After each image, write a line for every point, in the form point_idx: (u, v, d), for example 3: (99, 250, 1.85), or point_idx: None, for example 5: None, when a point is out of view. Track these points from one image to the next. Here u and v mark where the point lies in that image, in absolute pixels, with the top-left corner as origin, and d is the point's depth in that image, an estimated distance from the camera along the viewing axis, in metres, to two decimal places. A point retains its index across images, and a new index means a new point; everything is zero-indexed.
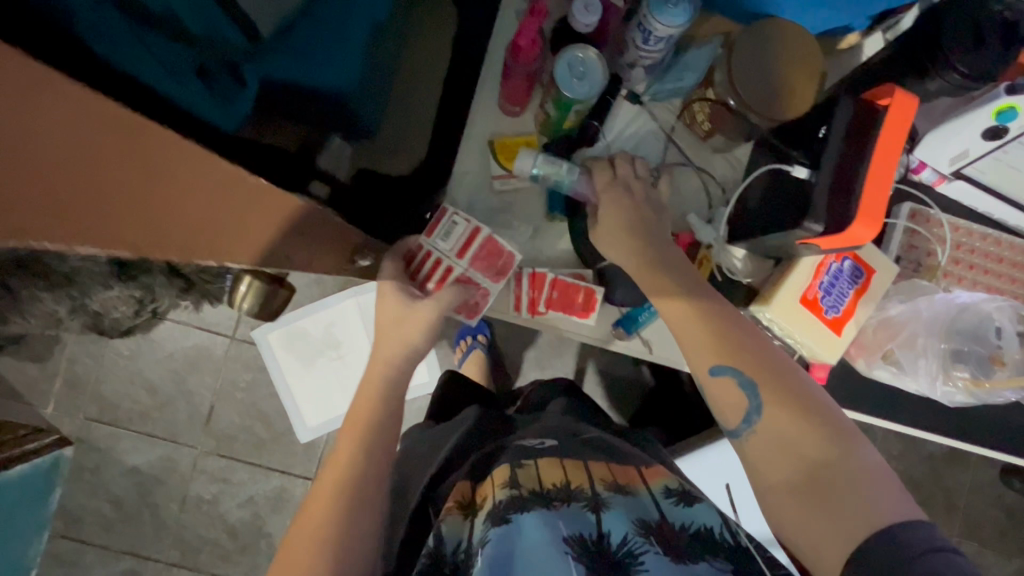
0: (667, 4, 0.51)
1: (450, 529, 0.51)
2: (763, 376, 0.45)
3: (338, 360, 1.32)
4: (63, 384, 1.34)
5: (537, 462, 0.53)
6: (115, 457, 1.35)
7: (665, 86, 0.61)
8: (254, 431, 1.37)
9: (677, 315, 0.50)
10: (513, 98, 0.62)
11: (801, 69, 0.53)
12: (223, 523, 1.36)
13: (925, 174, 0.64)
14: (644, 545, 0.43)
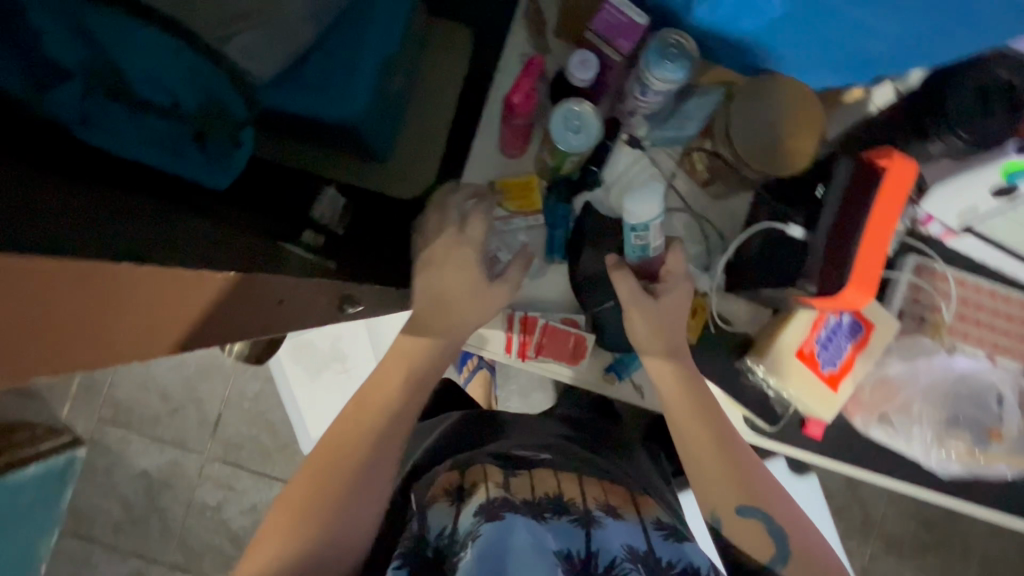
0: (664, 59, 0.52)
1: (438, 514, 0.51)
2: (786, 522, 0.49)
3: (344, 373, 1.30)
4: (81, 387, 1.38)
5: (532, 474, 0.56)
6: (125, 460, 1.39)
7: (665, 133, 0.61)
8: (260, 440, 1.39)
9: (700, 441, 0.52)
10: (512, 141, 0.62)
11: (801, 124, 0.54)
12: (227, 530, 1.39)
13: (933, 227, 0.62)
14: (630, 569, 0.45)
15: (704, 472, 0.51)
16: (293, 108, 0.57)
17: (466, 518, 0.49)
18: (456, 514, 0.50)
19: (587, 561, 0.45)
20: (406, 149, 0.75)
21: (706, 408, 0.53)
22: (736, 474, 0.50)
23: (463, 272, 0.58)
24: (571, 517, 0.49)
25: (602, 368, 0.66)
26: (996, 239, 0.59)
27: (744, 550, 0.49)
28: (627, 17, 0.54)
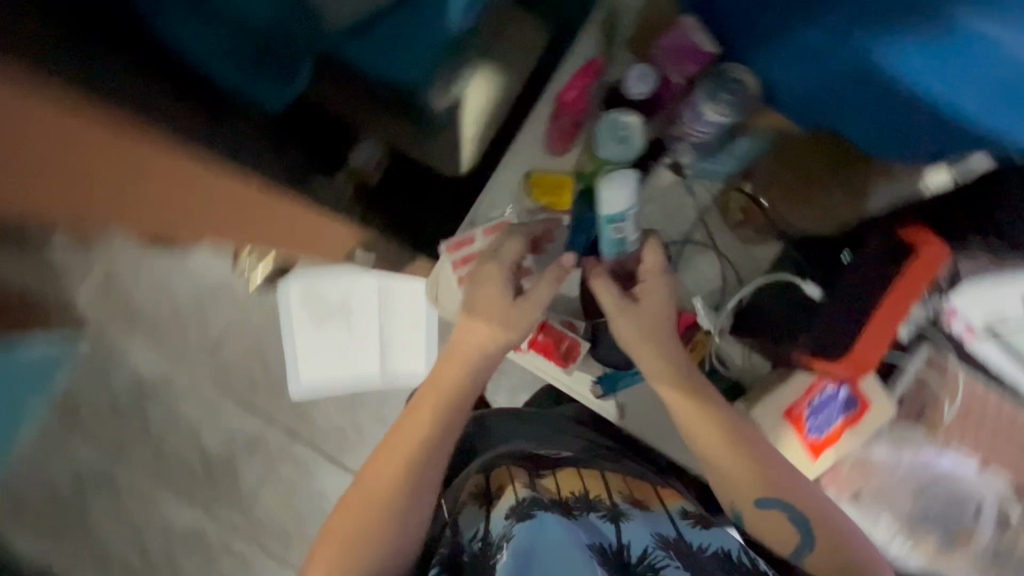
0: (717, 97, 0.66)
1: (470, 522, 0.67)
2: (810, 513, 0.60)
3: (344, 327, 1.37)
4: (99, 279, 1.43)
5: (559, 476, 0.72)
6: (124, 358, 1.44)
7: (708, 165, 0.73)
8: (252, 372, 1.43)
9: (718, 445, 0.63)
10: (558, 138, 0.78)
11: (837, 185, 0.66)
12: (201, 449, 1.43)
13: (955, 327, 0.65)
14: (664, 559, 0.59)
15: (731, 479, 0.62)
16: (351, 57, 0.59)
17: (498, 522, 0.64)
18: (484, 514, 0.67)
19: (620, 553, 0.60)
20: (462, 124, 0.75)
21: (731, 429, 0.63)
22: (758, 478, 0.62)
23: (490, 287, 0.71)
24: (600, 512, 0.66)
25: (591, 379, 0.78)
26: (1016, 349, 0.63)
27: (774, 539, 0.61)
28: (694, 43, 0.67)
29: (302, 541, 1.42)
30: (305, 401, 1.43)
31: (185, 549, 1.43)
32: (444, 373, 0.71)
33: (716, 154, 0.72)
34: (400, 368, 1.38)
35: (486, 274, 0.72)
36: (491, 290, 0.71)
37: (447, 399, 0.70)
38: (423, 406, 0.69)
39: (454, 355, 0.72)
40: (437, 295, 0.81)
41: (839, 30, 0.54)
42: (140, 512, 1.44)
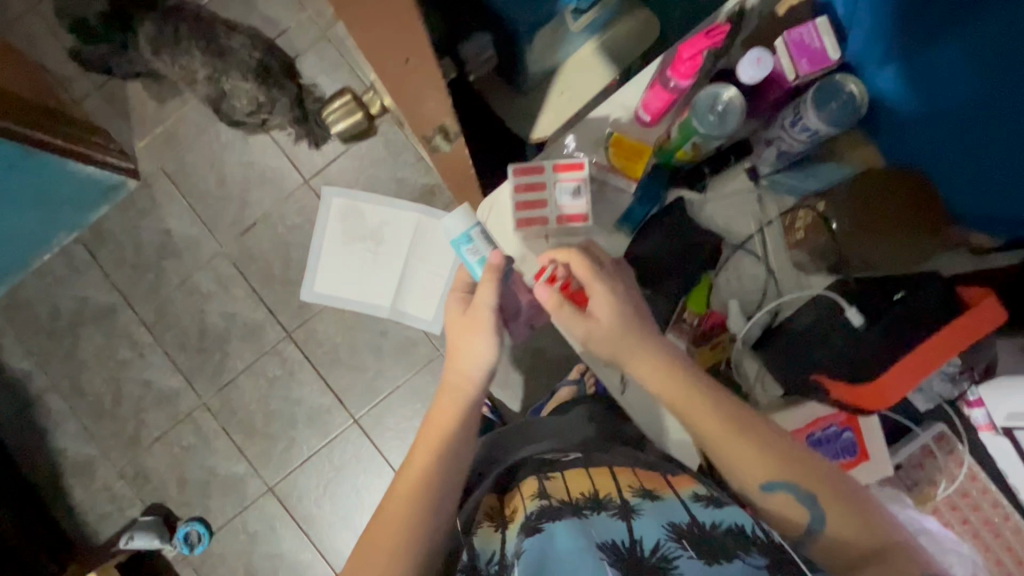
0: (830, 106, 0.69)
1: (485, 542, 0.65)
2: (811, 488, 0.61)
3: (373, 253, 1.43)
4: (163, 132, 1.47)
5: (566, 478, 0.69)
6: (160, 212, 1.48)
7: (785, 180, 0.76)
8: (272, 265, 1.46)
9: (719, 435, 0.64)
10: (648, 107, 0.74)
11: (908, 219, 0.70)
12: (200, 320, 1.46)
13: (975, 413, 0.84)
14: (677, 550, 0.55)
15: (735, 459, 0.63)
16: None
17: (511, 542, 0.63)
18: (500, 536, 0.65)
19: (633, 549, 0.56)
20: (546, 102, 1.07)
21: (734, 409, 0.65)
22: (762, 457, 0.63)
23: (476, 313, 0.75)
24: (610, 511, 0.62)
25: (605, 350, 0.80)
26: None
27: (784, 517, 0.62)
28: (824, 46, 0.71)
29: (264, 437, 1.45)
30: (310, 308, 1.45)
31: (155, 407, 1.46)
32: (441, 407, 0.76)
33: (796, 168, 0.76)
34: (411, 307, 1.43)
35: (468, 318, 0.75)
36: (483, 331, 0.74)
37: (448, 431, 0.74)
38: (425, 443, 0.74)
39: (451, 388, 0.76)
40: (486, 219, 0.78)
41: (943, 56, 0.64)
42: (126, 359, 1.47)
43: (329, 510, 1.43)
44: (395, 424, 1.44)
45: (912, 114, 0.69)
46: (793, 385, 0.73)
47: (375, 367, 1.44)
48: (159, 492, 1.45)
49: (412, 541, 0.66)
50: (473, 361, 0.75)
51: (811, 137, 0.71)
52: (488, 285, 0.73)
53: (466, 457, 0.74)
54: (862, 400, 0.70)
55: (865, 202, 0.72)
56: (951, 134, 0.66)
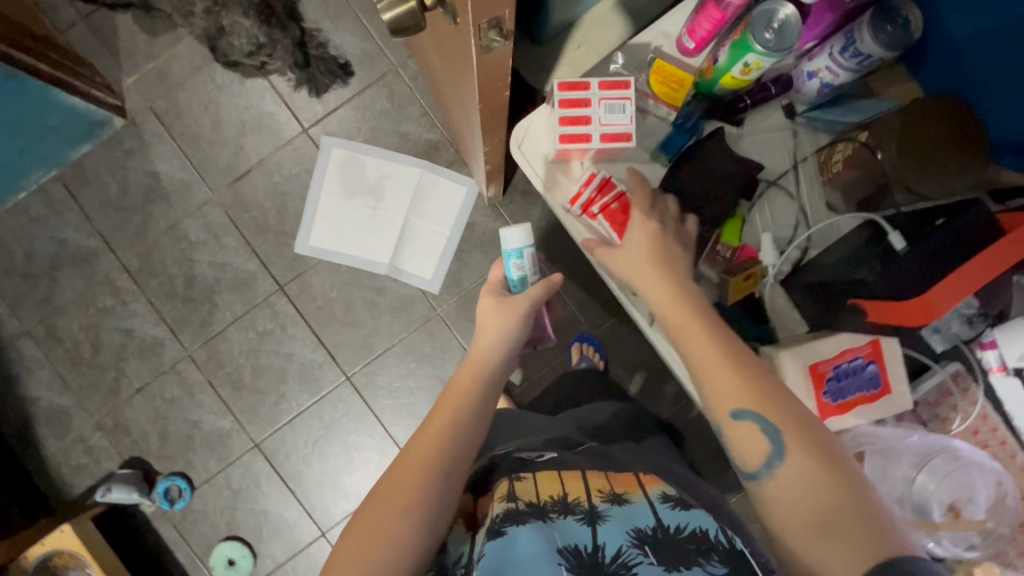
0: (881, 30, 0.68)
1: (457, 542, 0.71)
2: (778, 422, 0.59)
3: (372, 207, 1.40)
4: (154, 70, 1.40)
5: (538, 480, 0.73)
6: (148, 154, 1.41)
7: (824, 116, 0.76)
8: (266, 215, 1.41)
9: (701, 355, 0.63)
10: (693, 33, 0.71)
11: (953, 133, 0.64)
12: (188, 269, 1.41)
13: (989, 354, 0.75)
14: (637, 557, 0.57)
15: (709, 381, 0.62)
16: None
17: (481, 544, 0.65)
18: (470, 538, 0.71)
19: (595, 553, 0.58)
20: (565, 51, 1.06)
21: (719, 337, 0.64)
22: (737, 385, 0.61)
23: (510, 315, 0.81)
24: (576, 514, 0.64)
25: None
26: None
27: (748, 449, 0.60)
28: None
29: (252, 392, 1.40)
30: (305, 261, 1.41)
31: (136, 357, 1.41)
32: (458, 379, 0.77)
33: (836, 106, 0.77)
34: (410, 265, 1.40)
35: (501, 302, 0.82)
36: (510, 314, 0.81)
37: (466, 401, 0.73)
38: (443, 410, 0.72)
39: (467, 365, 0.79)
40: (521, 141, 0.77)
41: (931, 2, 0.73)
42: (107, 306, 1.41)
43: (317, 468, 1.40)
44: (389, 383, 1.40)
45: (966, 36, 0.71)
46: (821, 316, 0.73)
47: (370, 324, 1.41)
48: (138, 445, 1.39)
49: (421, 505, 0.63)
50: (491, 338, 0.80)
51: (862, 62, 0.70)
52: (541, 287, 0.83)
53: (480, 433, 0.72)
54: (902, 318, 0.64)
55: (909, 117, 0.65)
56: (978, 58, 0.70)
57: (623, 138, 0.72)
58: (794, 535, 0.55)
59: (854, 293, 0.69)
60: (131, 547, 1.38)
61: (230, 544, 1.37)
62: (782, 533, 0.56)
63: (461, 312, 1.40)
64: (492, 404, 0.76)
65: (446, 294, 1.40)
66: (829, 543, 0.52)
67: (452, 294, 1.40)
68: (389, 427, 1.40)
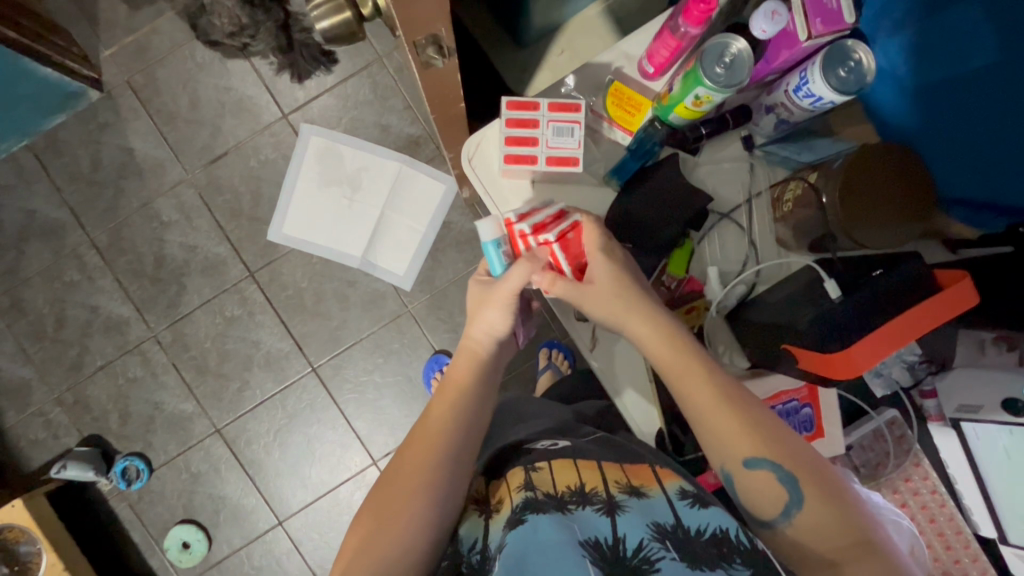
0: (839, 72, 0.64)
1: (470, 530, 0.62)
2: (791, 467, 0.58)
3: (348, 199, 1.38)
4: (133, 43, 1.37)
5: (552, 468, 0.64)
6: (124, 130, 1.39)
7: (780, 154, 0.75)
8: (240, 199, 1.39)
9: (711, 404, 0.61)
10: (653, 58, 0.73)
11: (904, 193, 0.64)
12: (158, 248, 1.39)
13: (930, 404, 0.78)
14: (659, 552, 0.52)
15: (715, 429, 0.61)
16: None
17: (495, 535, 0.58)
18: (483, 524, 0.62)
19: (615, 547, 0.52)
20: (547, 57, 1.04)
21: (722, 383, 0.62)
22: (747, 431, 0.60)
23: (501, 313, 0.69)
24: (595, 505, 0.57)
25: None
26: (970, 440, 0.75)
27: (764, 497, 0.58)
28: (841, 7, 0.64)
29: (216, 377, 1.39)
30: (277, 249, 1.39)
31: (101, 335, 1.39)
32: (452, 368, 0.70)
33: (791, 143, 0.76)
34: (382, 260, 1.38)
35: (487, 293, 0.69)
36: (498, 306, 0.68)
37: (466, 386, 0.68)
38: (444, 397, 0.68)
39: (462, 355, 0.71)
40: (471, 155, 0.75)
41: (903, 33, 0.71)
42: (73, 282, 1.39)
43: (278, 457, 1.40)
44: (355, 376, 1.40)
45: (908, 85, 0.72)
46: (763, 355, 0.72)
47: (339, 316, 1.39)
48: (98, 423, 1.38)
49: (433, 488, 0.60)
50: (487, 330, 0.70)
51: (814, 104, 0.67)
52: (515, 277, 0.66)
53: (485, 415, 0.68)
54: (829, 369, 0.63)
55: (857, 164, 0.63)
56: (944, 101, 0.68)
57: (569, 160, 0.72)
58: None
59: (787, 338, 0.66)
60: (86, 525, 1.37)
61: (185, 528, 1.37)
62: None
63: (431, 310, 1.39)
64: (495, 384, 0.71)
65: (418, 292, 1.39)
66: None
67: (424, 291, 1.39)
68: (353, 420, 1.39)
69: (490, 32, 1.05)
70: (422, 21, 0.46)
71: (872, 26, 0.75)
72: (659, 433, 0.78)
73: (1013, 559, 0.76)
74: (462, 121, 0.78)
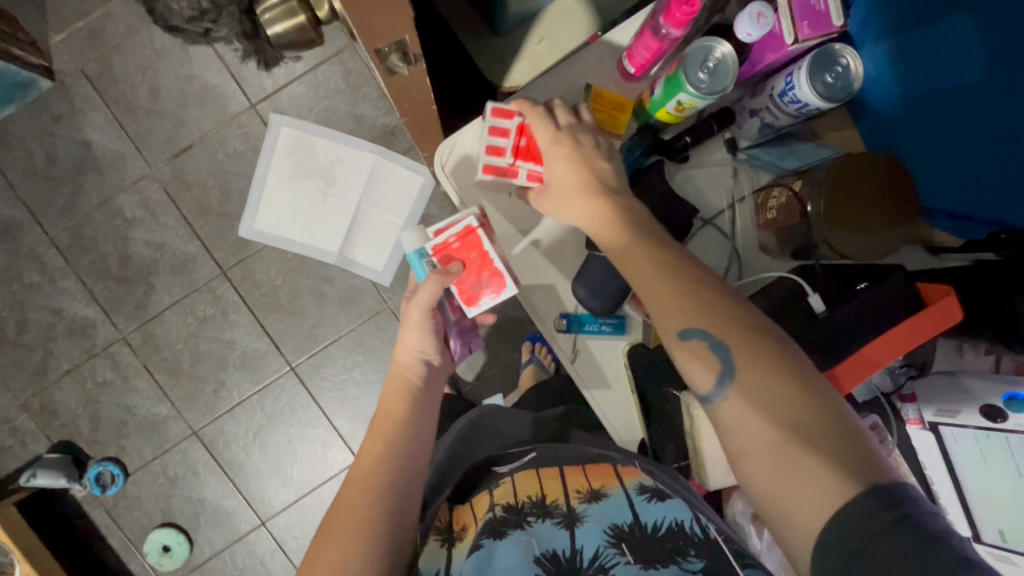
0: (824, 79, 0.62)
1: (430, 561, 0.59)
2: (724, 336, 0.53)
3: (322, 193, 1.33)
4: (85, 29, 1.29)
5: (514, 479, 0.64)
6: (80, 122, 1.31)
7: (764, 157, 0.73)
8: (209, 194, 1.33)
9: (647, 276, 0.58)
10: (634, 58, 0.71)
11: (886, 202, 0.63)
12: (123, 247, 1.33)
13: (909, 408, 0.76)
14: (614, 557, 0.53)
15: (657, 304, 0.57)
16: None
17: (458, 564, 0.57)
18: (445, 553, 0.59)
19: (573, 558, 0.53)
20: (526, 48, 0.99)
21: (668, 262, 0.58)
22: (682, 301, 0.56)
23: (421, 331, 0.71)
24: (554, 519, 0.57)
25: (558, 313, 0.76)
26: (948, 446, 0.73)
27: (696, 371, 0.54)
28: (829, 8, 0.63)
29: (190, 379, 1.35)
30: (249, 246, 1.34)
31: (66, 338, 1.34)
32: (384, 398, 0.72)
33: (777, 147, 0.74)
34: (359, 255, 1.34)
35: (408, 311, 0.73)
36: (416, 326, 0.71)
37: (396, 415, 0.69)
38: (378, 431, 0.68)
39: (394, 381, 0.73)
40: (445, 161, 0.76)
41: (889, 41, 0.70)
42: (32, 283, 1.33)
43: (258, 457, 1.37)
44: (335, 374, 1.37)
45: (897, 94, 0.71)
46: None
47: (316, 315, 1.36)
48: (67, 429, 1.34)
49: (375, 518, 0.59)
50: (414, 352, 0.73)
51: (800, 109, 0.65)
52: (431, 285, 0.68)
53: (419, 442, 0.68)
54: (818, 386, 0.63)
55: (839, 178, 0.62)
56: (930, 112, 0.67)
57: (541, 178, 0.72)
58: (751, 466, 0.50)
59: None
60: (61, 531, 1.34)
61: (165, 531, 1.34)
62: (740, 457, 0.51)
63: None
64: (430, 410, 0.72)
65: (397, 287, 1.36)
66: (791, 481, 0.47)
67: (403, 287, 1.35)
68: (334, 418, 1.37)
69: (467, 20, 1.00)
70: (382, 33, 0.46)
71: (858, 32, 0.75)
72: (642, 442, 0.77)
73: None
74: (433, 116, 0.75)
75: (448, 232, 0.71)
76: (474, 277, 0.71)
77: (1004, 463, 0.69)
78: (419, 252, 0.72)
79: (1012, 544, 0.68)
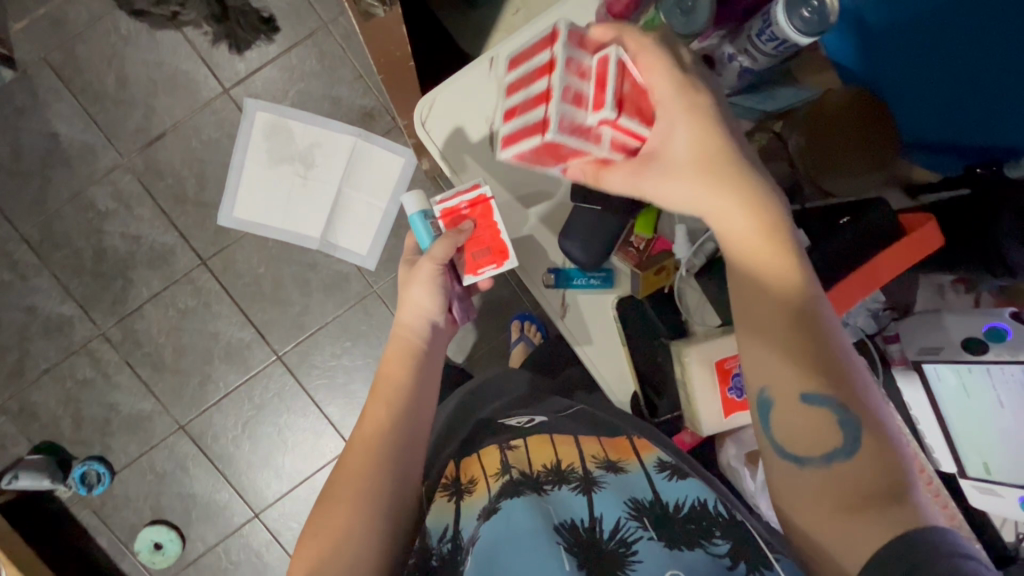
0: (797, 14, 0.61)
1: (438, 518, 0.59)
2: (852, 406, 0.49)
3: (304, 176, 1.30)
4: (46, 17, 1.25)
5: (528, 446, 0.62)
6: (46, 113, 1.27)
7: (744, 104, 0.73)
8: (184, 183, 1.30)
9: (774, 317, 0.52)
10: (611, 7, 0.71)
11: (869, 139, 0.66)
12: (98, 241, 1.30)
13: (893, 349, 0.78)
14: (637, 533, 0.51)
15: (780, 354, 0.51)
16: None
17: (469, 524, 0.56)
18: (453, 507, 0.59)
19: (592, 529, 0.51)
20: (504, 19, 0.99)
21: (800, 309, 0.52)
22: (808, 356, 0.51)
23: (426, 290, 0.70)
24: (571, 484, 0.56)
25: (547, 268, 0.77)
26: (934, 383, 0.75)
27: (806, 432, 0.50)
28: None
29: (174, 373, 1.33)
30: (229, 235, 1.31)
31: (42, 337, 1.30)
32: (387, 361, 0.70)
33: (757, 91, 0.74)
34: (343, 239, 1.32)
35: (414, 269, 0.71)
36: (424, 284, 0.70)
37: (399, 383, 0.67)
38: (379, 397, 0.66)
39: (399, 345, 0.71)
40: (425, 118, 0.75)
41: None
42: (5, 283, 1.29)
43: (248, 449, 1.35)
44: (323, 362, 1.35)
45: (881, 26, 0.70)
46: None
47: (301, 302, 1.34)
48: (49, 430, 1.30)
49: (377, 487, 0.59)
50: (417, 311, 0.70)
51: (777, 48, 0.65)
52: (442, 244, 0.69)
53: (422, 418, 0.66)
54: None
55: (818, 123, 0.67)
56: (911, 47, 0.68)
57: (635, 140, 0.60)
58: (829, 526, 0.47)
59: None
60: (47, 535, 1.31)
61: (156, 529, 1.32)
62: (818, 517, 0.48)
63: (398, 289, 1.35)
64: (432, 380, 0.70)
65: (382, 271, 1.34)
66: (853, 527, 0.46)
67: (389, 270, 1.34)
68: (324, 407, 1.35)
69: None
70: None
71: None
72: (635, 398, 0.77)
73: (971, 490, 0.76)
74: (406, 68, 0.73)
75: (456, 199, 0.71)
76: (479, 245, 0.71)
77: (983, 395, 0.72)
78: (423, 213, 0.71)
79: (997, 476, 0.73)
